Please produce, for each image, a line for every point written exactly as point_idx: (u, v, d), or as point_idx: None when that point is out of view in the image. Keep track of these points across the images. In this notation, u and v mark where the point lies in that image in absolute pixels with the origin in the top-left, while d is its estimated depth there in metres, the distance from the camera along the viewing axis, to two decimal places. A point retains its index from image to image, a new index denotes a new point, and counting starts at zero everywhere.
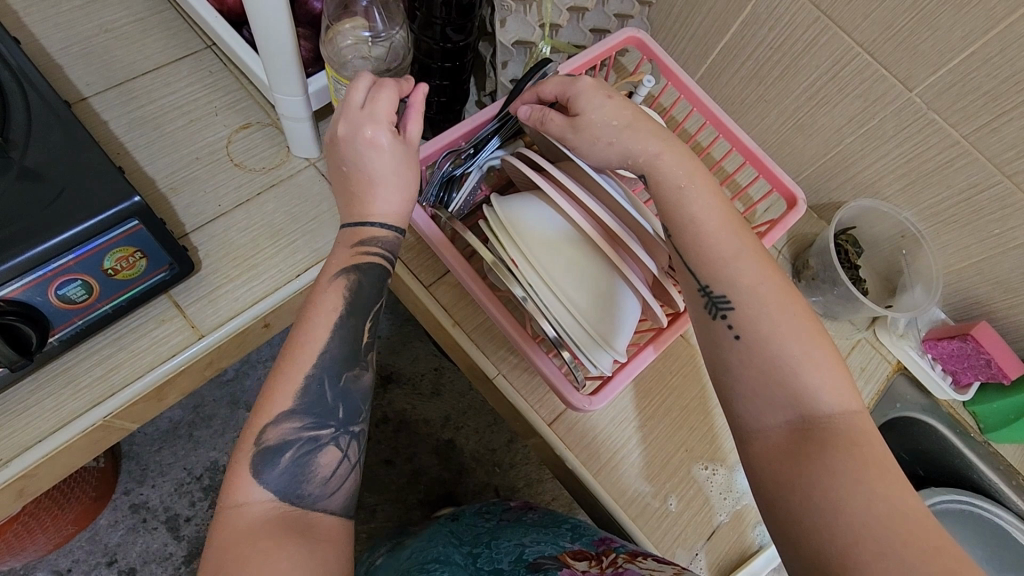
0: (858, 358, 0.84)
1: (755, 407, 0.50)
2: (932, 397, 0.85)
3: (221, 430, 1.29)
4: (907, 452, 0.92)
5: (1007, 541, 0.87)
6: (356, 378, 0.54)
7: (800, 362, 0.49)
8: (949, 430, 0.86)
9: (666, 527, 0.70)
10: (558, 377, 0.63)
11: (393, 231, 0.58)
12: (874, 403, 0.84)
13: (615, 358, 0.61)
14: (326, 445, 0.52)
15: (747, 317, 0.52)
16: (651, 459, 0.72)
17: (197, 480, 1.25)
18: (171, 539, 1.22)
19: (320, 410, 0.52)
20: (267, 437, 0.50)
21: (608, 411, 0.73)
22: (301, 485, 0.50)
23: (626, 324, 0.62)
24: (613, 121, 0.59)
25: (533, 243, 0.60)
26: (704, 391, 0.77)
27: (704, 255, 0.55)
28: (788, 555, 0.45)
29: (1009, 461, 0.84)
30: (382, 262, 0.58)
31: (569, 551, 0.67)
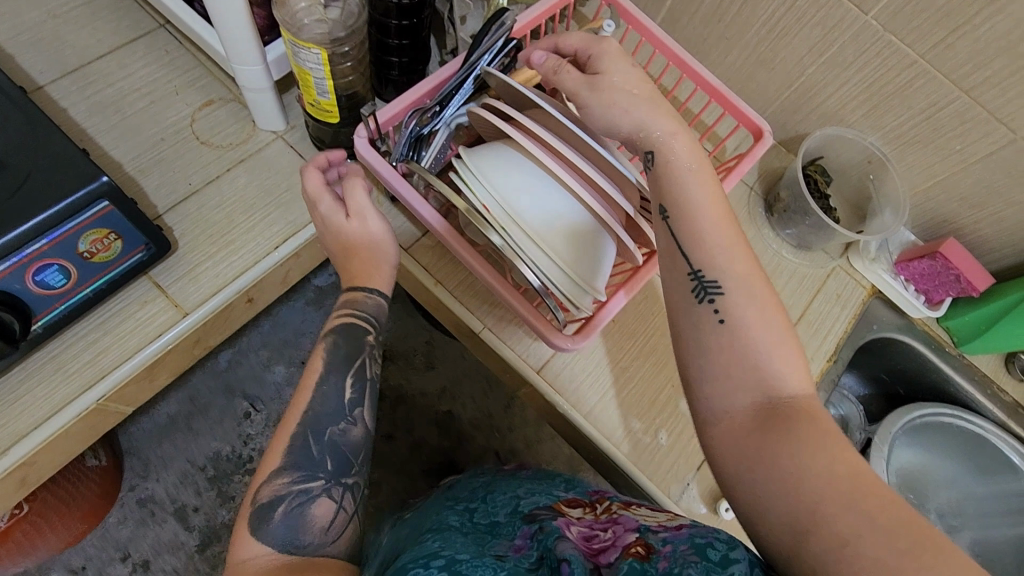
0: (833, 286, 0.86)
1: (724, 384, 0.50)
2: (908, 317, 0.88)
3: (219, 419, 1.31)
4: (886, 372, 0.95)
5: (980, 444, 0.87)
6: (342, 432, 0.59)
7: (774, 346, 0.50)
8: (925, 347, 0.88)
9: (659, 461, 0.72)
10: (540, 321, 0.64)
11: (369, 298, 0.66)
12: (850, 327, 0.85)
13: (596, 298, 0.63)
14: (318, 496, 0.55)
15: (733, 300, 0.52)
16: (639, 397, 0.74)
17: (202, 470, 1.28)
18: (182, 529, 1.24)
19: (309, 464, 0.56)
20: (261, 495, 0.54)
21: (594, 354, 0.75)
22: (299, 535, 0.53)
23: (603, 262, 0.63)
24: (633, 88, 0.61)
25: (505, 189, 0.61)
26: None
27: (694, 227, 0.55)
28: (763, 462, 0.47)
29: (983, 371, 0.86)
30: (362, 323, 0.65)
31: (563, 500, 0.70)
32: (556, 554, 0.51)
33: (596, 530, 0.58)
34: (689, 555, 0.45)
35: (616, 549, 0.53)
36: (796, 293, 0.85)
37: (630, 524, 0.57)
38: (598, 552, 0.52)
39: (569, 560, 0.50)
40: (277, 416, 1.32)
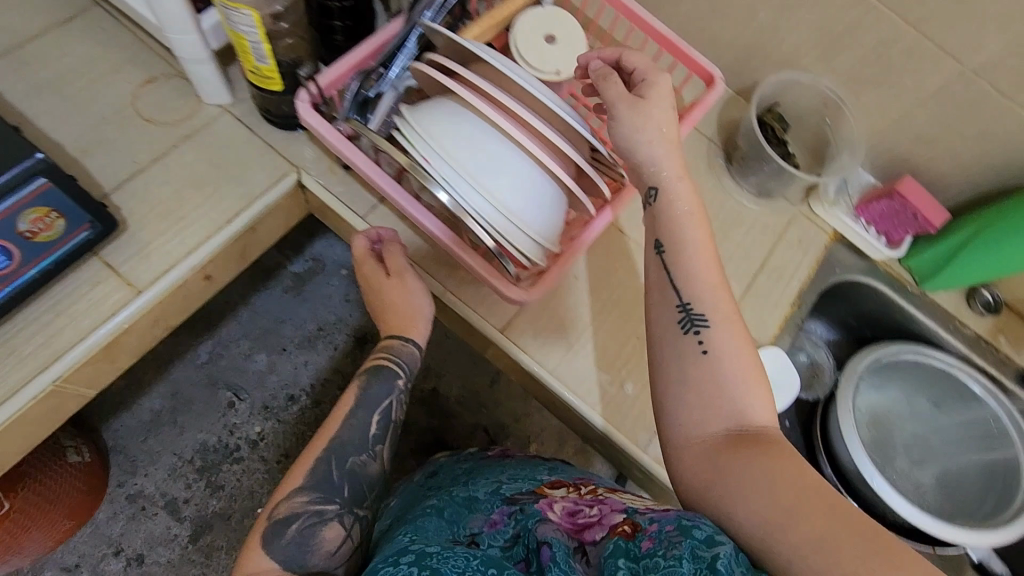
0: (795, 232, 0.87)
1: (692, 414, 0.52)
2: (871, 260, 0.89)
3: (203, 411, 1.30)
4: (853, 317, 0.96)
5: (927, 376, 0.88)
6: (362, 464, 0.64)
7: (748, 382, 0.53)
8: (889, 288, 0.89)
9: (626, 411, 0.73)
10: (491, 273, 0.64)
11: (404, 346, 0.70)
12: (814, 271, 0.86)
13: (545, 249, 0.63)
14: (330, 520, 0.59)
15: (719, 336, 0.54)
16: (605, 350, 0.75)
17: (190, 462, 1.28)
18: (174, 521, 1.24)
19: (327, 488, 0.61)
20: (278, 511, 0.58)
21: (557, 311, 0.75)
22: (305, 555, 0.56)
23: (552, 214, 0.63)
24: (666, 122, 0.58)
25: (447, 140, 0.59)
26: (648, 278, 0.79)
27: (685, 265, 0.56)
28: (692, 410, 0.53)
29: (946, 309, 0.88)
30: (391, 367, 0.69)
31: (546, 483, 0.70)
32: (538, 537, 0.55)
33: (581, 506, 0.60)
34: (674, 533, 0.46)
35: (602, 527, 0.55)
36: (760, 242, 0.85)
37: (617, 504, 0.58)
38: (582, 528, 0.56)
39: (551, 541, 0.53)
40: (260, 404, 1.32)
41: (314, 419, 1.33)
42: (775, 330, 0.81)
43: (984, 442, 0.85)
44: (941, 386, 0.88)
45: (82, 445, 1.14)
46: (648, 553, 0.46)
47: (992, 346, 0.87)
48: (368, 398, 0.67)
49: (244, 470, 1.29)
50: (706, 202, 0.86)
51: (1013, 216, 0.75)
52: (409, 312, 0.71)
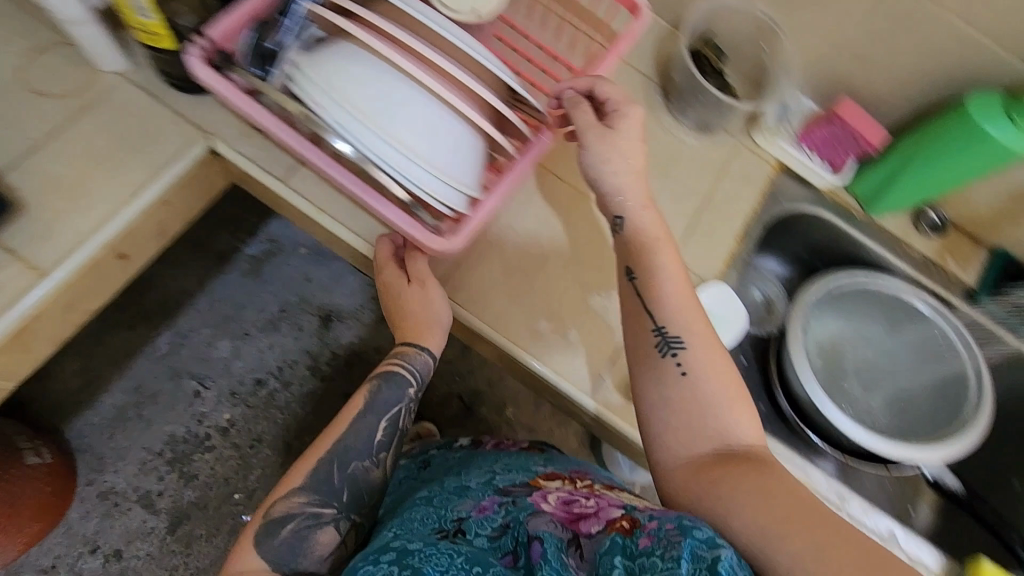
0: (738, 165, 0.85)
1: (677, 437, 0.57)
2: (816, 190, 0.88)
3: (169, 403, 1.27)
4: (806, 249, 0.93)
5: (862, 301, 0.87)
6: (364, 470, 0.63)
7: (727, 397, 0.58)
8: (835, 215, 0.88)
9: (570, 358, 0.71)
10: (412, 227, 0.59)
11: (421, 357, 0.68)
12: (759, 204, 0.84)
13: (464, 192, 0.60)
14: (325, 523, 0.59)
15: (695, 356, 0.59)
16: (546, 298, 0.73)
17: (160, 455, 1.25)
18: (149, 515, 1.22)
19: (326, 491, 0.61)
20: (275, 510, 0.59)
21: (495, 262, 0.73)
22: (297, 557, 0.57)
23: (468, 155, 0.59)
24: (631, 158, 0.61)
25: (340, 84, 0.55)
26: (587, 224, 0.76)
27: (660, 291, 0.62)
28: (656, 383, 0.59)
29: (891, 230, 0.87)
30: (402, 375, 0.67)
31: (541, 475, 0.68)
32: (529, 530, 0.53)
33: (576, 497, 0.59)
34: (673, 532, 0.46)
35: (598, 519, 0.53)
36: (702, 177, 0.83)
37: (614, 500, 0.58)
38: (577, 518, 0.55)
39: (544, 535, 0.52)
40: (228, 390, 1.30)
41: (284, 401, 1.31)
42: (721, 266, 0.80)
43: (933, 358, 0.85)
44: (875, 307, 0.87)
45: (42, 446, 1.11)
46: (645, 550, 0.46)
47: (940, 267, 0.87)
48: (376, 402, 0.65)
49: (216, 458, 1.27)
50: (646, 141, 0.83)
51: (940, 136, 0.74)
52: (423, 322, 0.68)
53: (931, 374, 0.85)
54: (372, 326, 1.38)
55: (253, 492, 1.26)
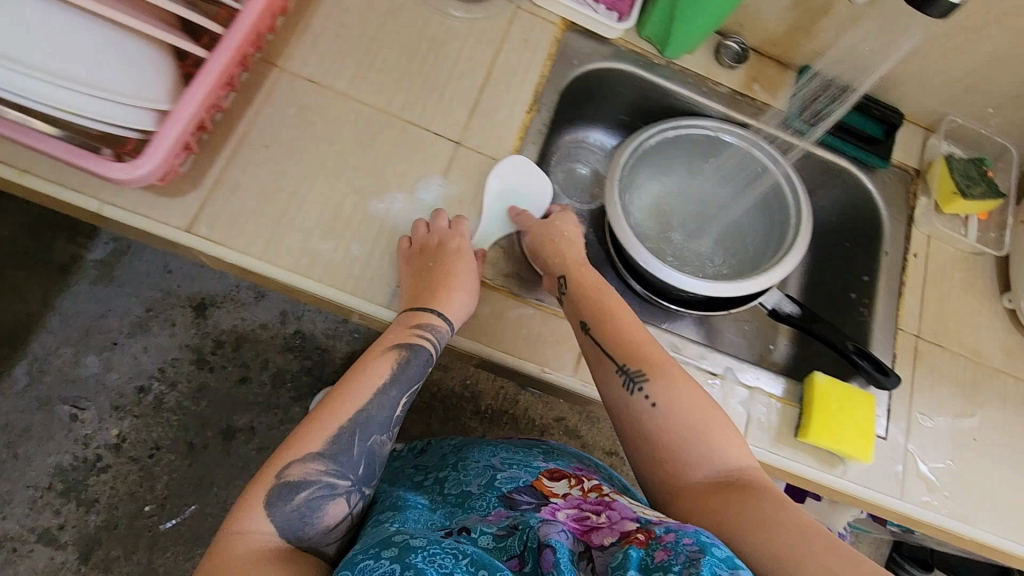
0: (519, 31, 0.78)
1: (659, 466, 0.58)
2: (610, 43, 0.82)
3: (46, 435, 1.11)
4: (627, 111, 0.90)
5: (670, 149, 0.84)
6: (380, 444, 0.58)
7: (698, 416, 0.59)
8: (637, 68, 0.83)
9: (355, 273, 0.65)
10: (77, 156, 0.51)
11: (447, 327, 0.63)
12: (550, 67, 0.78)
13: (140, 106, 0.51)
14: (339, 495, 0.55)
15: (661, 386, 0.60)
16: (322, 213, 0.66)
17: (51, 489, 1.09)
18: (56, 550, 1.07)
19: (344, 462, 0.56)
20: (289, 472, 0.54)
21: (256, 186, 0.65)
22: (305, 527, 0.53)
23: (128, 62, 0.50)
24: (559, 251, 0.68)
25: None
26: (356, 127, 0.70)
27: (616, 334, 0.63)
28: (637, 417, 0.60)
29: (695, 71, 0.84)
30: (425, 348, 0.62)
31: (544, 473, 0.65)
32: (539, 536, 0.49)
33: (586, 513, 0.55)
34: (693, 550, 0.44)
35: (612, 531, 0.51)
36: (480, 53, 0.76)
37: (625, 511, 0.54)
38: (589, 530, 0.52)
39: (556, 544, 0.48)
40: (109, 406, 1.13)
41: (174, 402, 1.15)
42: (514, 144, 0.74)
43: (747, 180, 0.84)
44: (683, 148, 0.84)
45: None
46: (662, 564, 0.44)
47: (748, 97, 0.85)
48: (401, 374, 0.60)
49: (116, 476, 1.11)
50: (411, 25, 0.75)
51: None
52: (451, 292, 0.63)
53: (745, 196, 0.85)
54: (252, 306, 1.21)
55: (165, 500, 1.10)
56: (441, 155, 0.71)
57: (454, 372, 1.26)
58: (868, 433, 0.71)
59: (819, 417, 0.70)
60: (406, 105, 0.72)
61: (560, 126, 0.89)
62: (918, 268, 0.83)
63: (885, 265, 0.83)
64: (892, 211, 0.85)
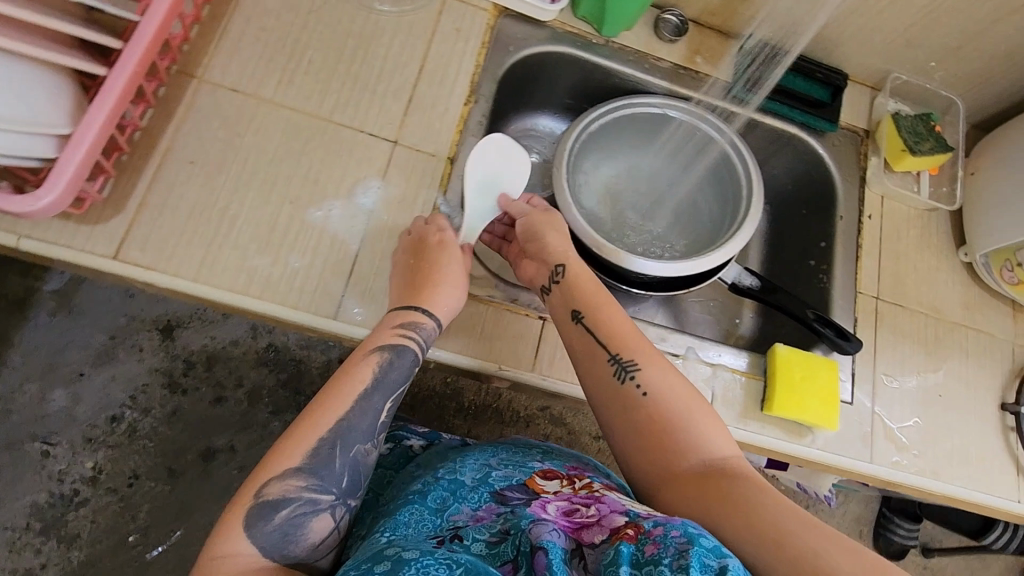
0: (450, 21, 0.76)
1: (643, 454, 0.55)
2: (546, 26, 0.80)
3: (15, 476, 1.07)
4: (571, 95, 0.88)
5: (618, 128, 0.82)
6: (364, 453, 0.55)
7: (686, 405, 0.57)
8: (576, 49, 0.81)
9: (297, 286, 0.63)
10: None
11: (433, 325, 0.61)
12: (485, 56, 0.76)
13: (38, 133, 0.49)
14: (323, 510, 0.51)
15: (652, 375, 0.58)
16: (257, 227, 0.64)
17: (27, 530, 1.06)
18: None
19: (326, 476, 0.52)
20: (268, 490, 0.50)
21: (184, 205, 0.63)
22: (289, 546, 0.50)
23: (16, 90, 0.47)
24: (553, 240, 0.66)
25: None
26: (286, 134, 0.67)
27: (606, 324, 0.61)
28: (621, 404, 0.58)
29: (634, 48, 0.82)
30: (412, 349, 0.59)
31: (537, 472, 0.62)
32: (532, 538, 0.48)
33: (576, 506, 0.54)
34: (682, 542, 0.44)
35: (601, 527, 0.50)
36: (410, 46, 0.73)
37: (616, 503, 0.53)
38: (579, 527, 0.51)
39: (549, 546, 0.47)
40: (80, 440, 1.09)
41: (148, 428, 1.11)
42: (453, 138, 0.72)
43: (696, 154, 0.83)
44: (630, 126, 0.82)
45: None
46: (652, 559, 0.43)
47: (690, 71, 0.83)
48: (385, 379, 0.57)
49: (94, 510, 1.08)
50: (336, 23, 0.72)
51: None
52: (438, 287, 0.62)
53: (697, 171, 0.84)
54: (219, 323, 1.17)
55: (148, 529, 1.07)
56: (378, 155, 0.69)
57: (435, 372, 1.23)
58: (832, 399, 0.71)
59: (782, 389, 0.70)
60: (337, 107, 0.69)
61: (505, 114, 0.87)
62: (873, 229, 0.83)
63: (841, 229, 0.82)
64: (844, 173, 0.84)
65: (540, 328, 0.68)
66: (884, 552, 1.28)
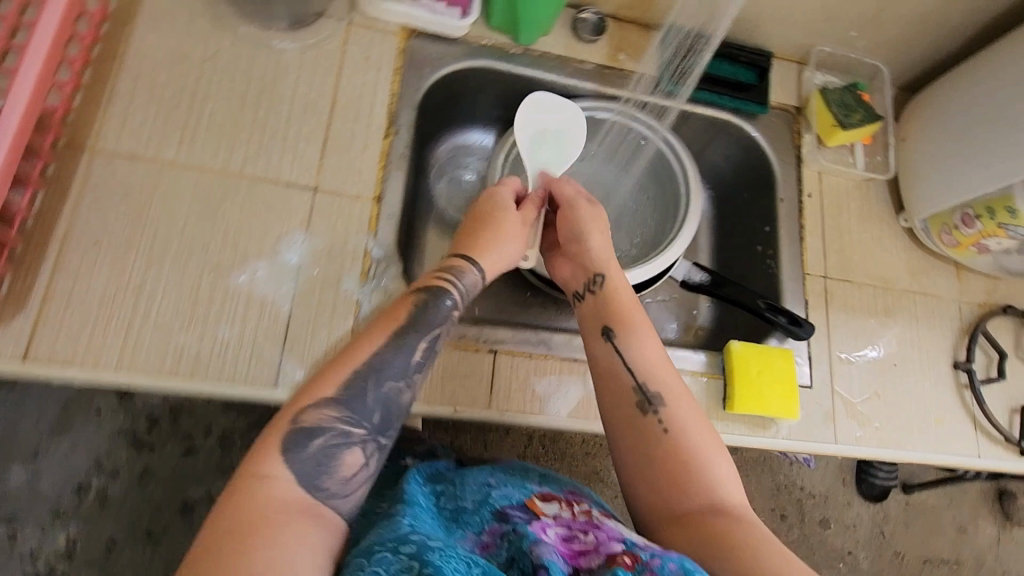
0: (357, 49, 0.72)
1: (653, 486, 0.52)
2: (460, 41, 0.76)
3: None
4: (498, 106, 0.84)
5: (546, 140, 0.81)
6: (397, 392, 0.51)
7: (707, 451, 0.54)
8: (495, 61, 0.77)
9: (230, 358, 0.60)
10: None
11: (478, 270, 0.60)
12: (399, 82, 0.72)
13: None
14: (354, 445, 0.48)
15: (677, 411, 0.55)
16: (177, 302, 0.60)
17: None
18: None
19: (360, 409, 0.49)
20: (303, 418, 0.47)
21: (93, 291, 0.59)
22: (321, 477, 0.46)
23: None
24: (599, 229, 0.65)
25: None
26: (196, 197, 0.63)
27: (637, 347, 0.59)
28: (638, 433, 0.55)
29: (555, 54, 0.79)
30: (451, 290, 0.57)
31: (536, 494, 0.59)
32: (533, 559, 0.46)
33: (576, 533, 0.51)
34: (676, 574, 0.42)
35: (600, 554, 0.47)
36: (318, 84, 0.69)
37: (613, 532, 0.51)
38: (579, 553, 0.48)
39: (550, 566, 0.45)
40: None
41: None
42: (377, 176, 0.69)
43: (630, 157, 0.83)
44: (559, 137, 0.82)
45: None
46: None
47: (614, 69, 0.81)
48: (422, 316, 0.54)
49: None
50: (234, 68, 0.68)
51: None
52: (498, 231, 0.63)
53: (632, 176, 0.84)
54: None
55: None
56: (299, 206, 0.65)
57: None
58: (792, 388, 0.71)
59: (741, 387, 0.70)
60: (248, 161, 0.65)
61: (434, 136, 0.83)
62: (814, 208, 0.83)
63: (783, 212, 0.82)
64: (780, 155, 0.84)
65: (493, 362, 0.68)
66: (868, 495, 1.31)
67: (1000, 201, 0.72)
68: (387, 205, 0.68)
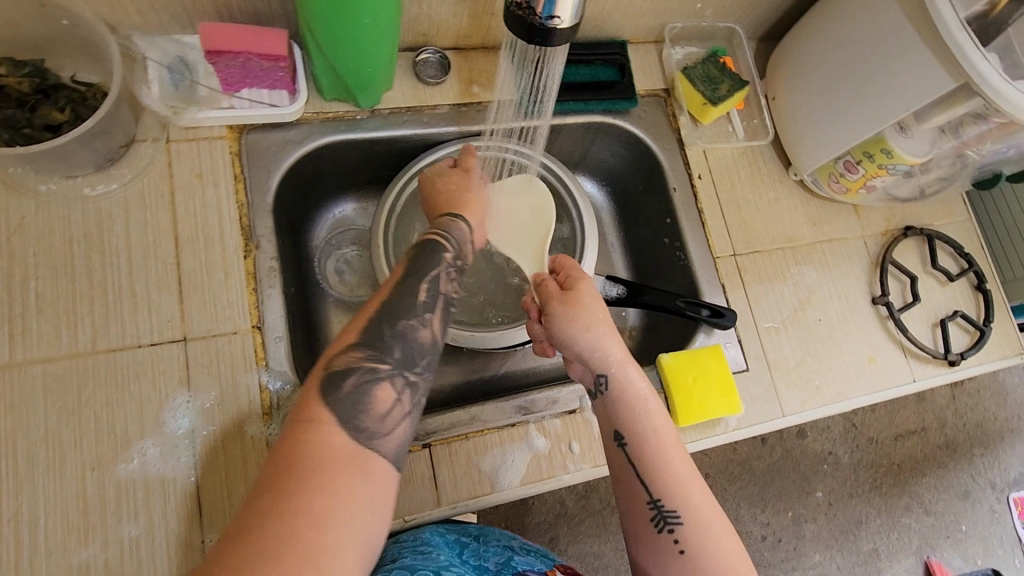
0: (185, 168, 0.64)
1: None
2: (298, 123, 0.69)
3: None
4: (367, 170, 0.78)
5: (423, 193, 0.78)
6: (413, 328, 0.52)
7: (729, 567, 0.52)
8: (343, 132, 0.71)
9: (143, 555, 0.54)
10: None
11: (462, 223, 0.62)
12: (244, 190, 0.66)
13: None
14: (383, 380, 0.48)
15: (696, 531, 0.53)
16: (64, 515, 0.54)
17: None
18: None
19: (380, 346, 0.49)
20: (331, 363, 0.48)
21: None
22: (358, 415, 0.46)
23: None
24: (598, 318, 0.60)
25: None
26: (48, 389, 0.56)
27: (654, 459, 0.55)
28: (657, 551, 0.53)
29: (405, 105, 0.74)
30: (444, 238, 0.59)
31: (558, 566, 0.68)
32: None
33: None
34: None
35: None
36: (152, 220, 0.62)
37: None
38: None
39: None
40: None
41: None
42: (249, 301, 0.63)
43: None
44: None
45: None
46: None
47: (471, 104, 0.76)
48: (421, 264, 0.56)
49: None
50: (48, 230, 0.59)
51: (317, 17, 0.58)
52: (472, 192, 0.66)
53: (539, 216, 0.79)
54: None
55: None
56: (172, 363, 0.59)
57: None
58: (726, 382, 0.72)
59: (681, 399, 0.70)
60: (97, 330, 0.58)
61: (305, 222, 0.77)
62: (707, 188, 0.82)
63: (679, 201, 0.81)
64: (660, 142, 0.82)
65: (432, 455, 0.65)
66: None
67: (873, 144, 0.73)
68: (270, 330, 0.62)
